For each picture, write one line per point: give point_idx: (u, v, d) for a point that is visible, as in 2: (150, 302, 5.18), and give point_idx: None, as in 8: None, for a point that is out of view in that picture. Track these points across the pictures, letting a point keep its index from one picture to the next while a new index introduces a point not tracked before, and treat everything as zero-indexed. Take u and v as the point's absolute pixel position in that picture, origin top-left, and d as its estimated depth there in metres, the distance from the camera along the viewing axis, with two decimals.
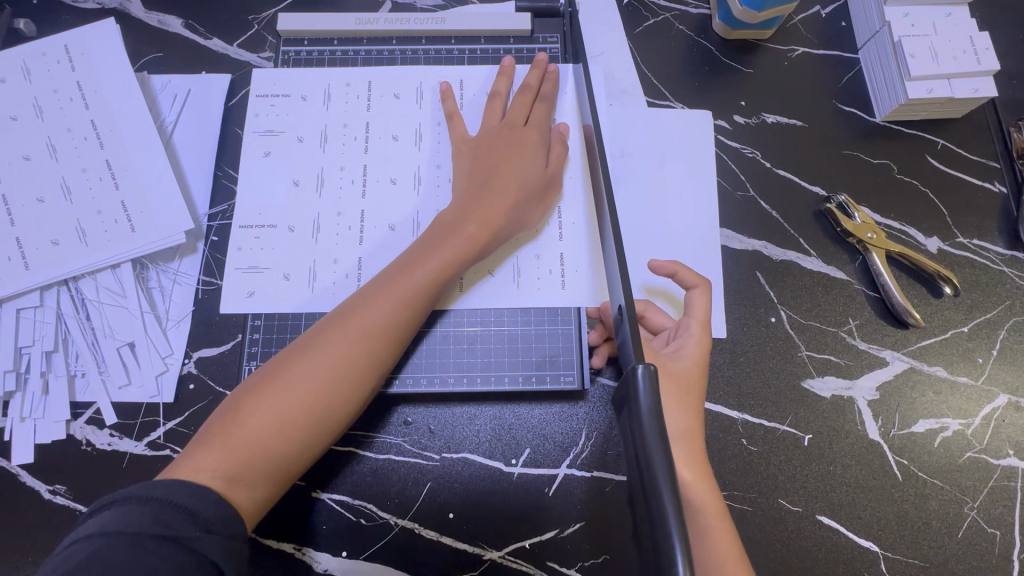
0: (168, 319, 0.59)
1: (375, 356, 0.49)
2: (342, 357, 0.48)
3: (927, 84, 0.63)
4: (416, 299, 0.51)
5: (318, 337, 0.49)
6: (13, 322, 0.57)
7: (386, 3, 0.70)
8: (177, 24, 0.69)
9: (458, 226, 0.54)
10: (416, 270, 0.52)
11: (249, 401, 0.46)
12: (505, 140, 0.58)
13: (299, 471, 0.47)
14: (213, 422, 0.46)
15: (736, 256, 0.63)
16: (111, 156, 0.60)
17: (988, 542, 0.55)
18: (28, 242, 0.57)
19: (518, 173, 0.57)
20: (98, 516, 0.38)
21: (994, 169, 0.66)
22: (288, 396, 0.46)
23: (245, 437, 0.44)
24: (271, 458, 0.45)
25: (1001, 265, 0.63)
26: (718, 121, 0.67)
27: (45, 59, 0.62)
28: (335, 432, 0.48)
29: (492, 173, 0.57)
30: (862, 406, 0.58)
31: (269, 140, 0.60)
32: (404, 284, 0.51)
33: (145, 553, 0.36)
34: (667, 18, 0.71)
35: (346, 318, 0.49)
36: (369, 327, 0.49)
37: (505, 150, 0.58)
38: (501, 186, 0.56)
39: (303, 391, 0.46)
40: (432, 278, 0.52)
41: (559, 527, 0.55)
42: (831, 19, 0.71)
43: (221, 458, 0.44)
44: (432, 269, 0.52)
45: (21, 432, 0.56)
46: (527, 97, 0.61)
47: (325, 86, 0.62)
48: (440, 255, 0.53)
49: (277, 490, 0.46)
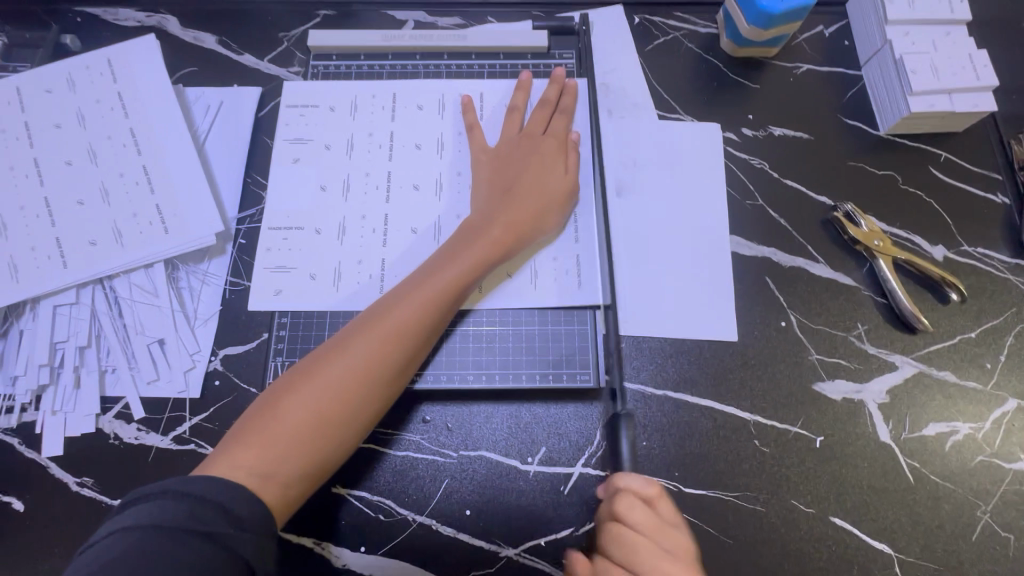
0: (197, 318, 0.61)
1: (406, 354, 0.51)
2: (373, 355, 0.50)
3: (929, 99, 0.65)
4: (444, 299, 0.53)
5: (350, 337, 0.51)
6: (51, 317, 0.59)
7: (410, 22, 0.74)
8: (211, 41, 0.72)
9: (483, 229, 0.57)
10: (443, 272, 0.54)
11: (284, 400, 0.48)
12: (525, 151, 0.61)
13: (330, 467, 0.49)
14: (247, 420, 0.47)
15: (746, 262, 0.65)
16: (148, 161, 0.63)
17: (1002, 546, 0.55)
18: (67, 242, 0.60)
19: (538, 181, 0.59)
20: (136, 507, 0.40)
21: (996, 180, 0.68)
22: (322, 392, 0.48)
23: (282, 435, 0.46)
24: (306, 455, 0.46)
25: (1006, 273, 0.64)
26: (726, 133, 0.70)
27: (89, 72, 0.66)
28: (366, 427, 0.50)
29: (512, 181, 0.60)
30: (873, 409, 0.59)
31: (298, 148, 0.64)
32: (433, 286, 0.53)
33: (179, 547, 0.37)
34: (677, 37, 0.75)
35: (377, 320, 0.51)
36: (400, 328, 0.51)
37: (525, 159, 0.61)
38: (521, 195, 0.59)
39: (335, 388, 0.48)
40: (459, 280, 0.54)
41: (574, 526, 0.55)
42: (834, 38, 0.75)
43: (258, 455, 0.45)
44: (459, 271, 0.54)
45: (51, 425, 0.58)
46: (545, 110, 0.64)
47: (352, 99, 0.66)
48: (466, 258, 0.55)
49: (309, 487, 0.48)
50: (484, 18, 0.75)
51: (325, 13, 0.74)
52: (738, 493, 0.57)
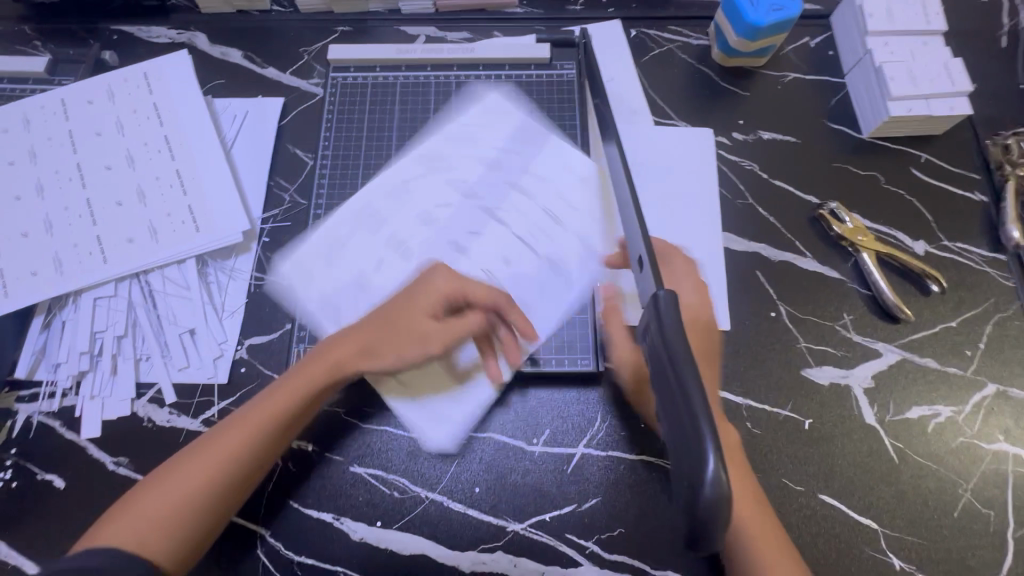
0: (224, 310, 0.66)
1: (223, 486, 0.53)
2: (182, 493, 0.52)
3: (907, 104, 0.70)
4: (252, 445, 0.54)
5: (238, 420, 0.55)
6: (91, 308, 0.64)
7: (421, 36, 0.80)
8: (237, 55, 0.78)
9: (302, 371, 0.58)
10: (258, 411, 0.55)
11: (172, 473, 0.53)
12: (399, 290, 0.61)
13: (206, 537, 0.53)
14: (95, 526, 0.52)
15: (737, 257, 0.69)
16: (181, 166, 0.68)
17: (982, 522, 0.58)
18: (107, 240, 0.65)
19: (410, 308, 0.59)
20: None
21: (974, 179, 0.72)
22: (133, 525, 0.50)
23: (141, 507, 0.51)
24: (186, 528, 0.51)
25: (984, 266, 0.68)
26: (718, 137, 0.75)
27: (127, 84, 0.71)
28: (194, 550, 0.52)
29: (371, 318, 0.60)
30: (858, 393, 0.63)
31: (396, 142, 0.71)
32: (279, 404, 0.56)
33: None
34: (671, 49, 0.80)
35: (188, 459, 0.53)
36: (213, 467, 0.53)
37: (401, 294, 0.61)
38: (376, 328, 0.59)
39: (149, 520, 0.50)
40: (270, 420, 0.55)
41: (577, 502, 0.59)
42: (819, 49, 0.79)
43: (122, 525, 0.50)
44: (266, 416, 0.55)
45: (89, 409, 0.62)
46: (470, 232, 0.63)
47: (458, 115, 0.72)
48: (277, 404, 0.56)
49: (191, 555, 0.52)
50: (490, 33, 0.80)
51: (342, 30, 0.80)
52: None
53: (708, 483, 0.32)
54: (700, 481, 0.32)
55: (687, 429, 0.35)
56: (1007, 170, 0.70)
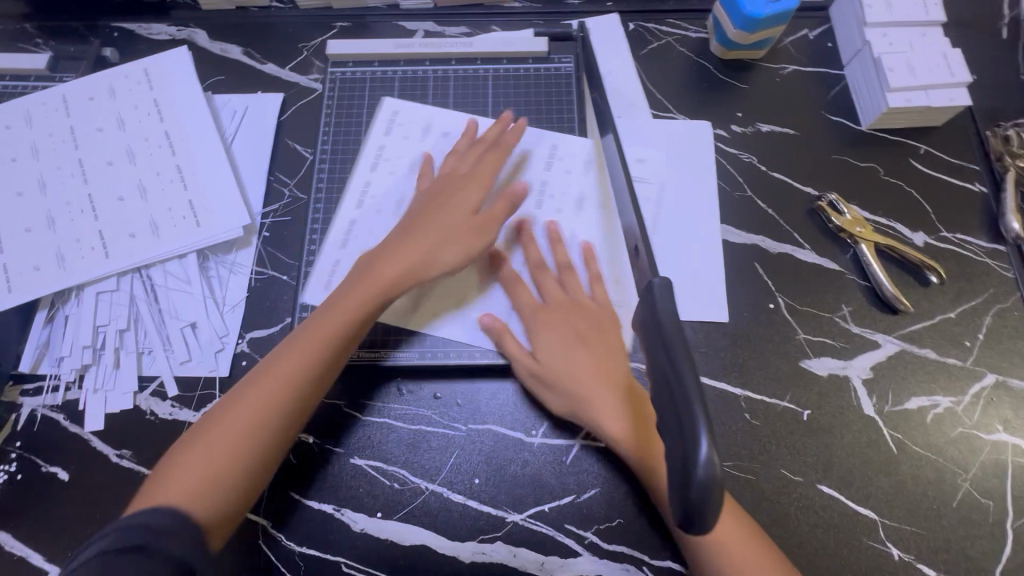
0: (225, 304, 0.66)
1: (298, 397, 0.53)
2: (256, 413, 0.51)
3: (906, 95, 0.70)
4: (330, 345, 0.55)
5: (277, 358, 0.54)
6: (93, 303, 0.65)
7: (419, 31, 0.80)
8: (237, 51, 0.79)
9: (372, 268, 0.58)
10: (326, 320, 0.56)
11: (216, 421, 0.51)
12: (438, 199, 0.62)
13: (259, 483, 0.51)
14: (143, 487, 0.49)
15: (735, 249, 0.69)
16: (182, 161, 0.69)
17: (981, 512, 0.58)
18: (109, 235, 0.65)
19: (441, 205, 0.61)
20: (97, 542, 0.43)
21: (974, 170, 0.72)
22: (205, 457, 0.49)
23: (196, 459, 0.49)
24: (242, 471, 0.49)
25: (983, 257, 0.68)
26: (717, 130, 0.75)
27: (128, 81, 0.72)
28: (247, 499, 0.50)
29: (418, 219, 0.61)
30: (857, 383, 0.63)
31: (416, 139, 0.70)
32: (319, 334, 0.55)
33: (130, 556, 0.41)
34: (669, 42, 0.80)
35: (256, 380, 0.52)
36: (286, 378, 0.52)
37: (437, 201, 0.62)
38: (426, 227, 0.60)
39: (218, 448, 0.49)
40: (344, 322, 0.56)
41: (576, 493, 0.59)
42: (818, 41, 0.79)
43: (178, 482, 0.47)
44: (344, 313, 0.56)
45: (93, 402, 0.63)
46: (478, 150, 0.66)
47: (482, 123, 0.71)
48: (352, 304, 0.56)
49: (242, 507, 0.50)
50: (489, 27, 0.80)
51: (341, 26, 0.80)
52: (731, 463, 0.60)
53: (700, 465, 0.32)
54: (692, 464, 0.33)
55: (680, 414, 0.35)
56: (1007, 161, 0.70)
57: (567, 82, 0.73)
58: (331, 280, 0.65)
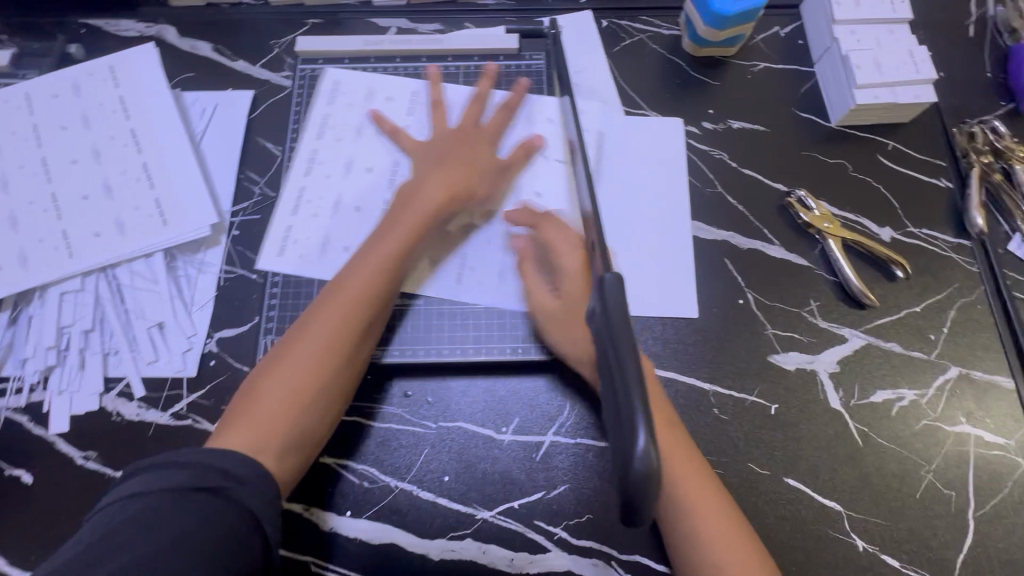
0: (193, 303, 0.66)
1: (370, 316, 0.55)
2: (333, 331, 0.53)
3: (873, 91, 0.71)
4: (387, 268, 0.57)
5: (313, 315, 0.54)
6: (57, 303, 0.64)
7: (392, 28, 0.80)
8: (207, 48, 0.78)
9: (416, 196, 0.61)
10: (383, 245, 0.58)
11: (265, 378, 0.52)
12: (461, 141, 0.66)
13: (322, 432, 0.53)
14: (235, 404, 0.51)
15: (706, 245, 0.69)
16: (149, 159, 0.68)
17: (944, 503, 0.59)
18: (73, 234, 0.65)
19: (451, 164, 0.64)
20: (149, 475, 0.43)
21: (941, 166, 0.73)
22: (292, 373, 0.51)
23: (262, 411, 0.50)
24: (305, 422, 0.51)
25: (949, 252, 0.69)
26: (688, 127, 0.75)
27: (93, 78, 0.71)
28: (312, 447, 0.52)
29: (447, 157, 0.64)
30: (824, 378, 0.63)
31: (360, 105, 0.71)
32: (356, 288, 0.55)
33: (187, 502, 0.41)
34: (642, 39, 0.80)
35: (330, 298, 0.55)
36: (333, 333, 0.53)
37: (459, 145, 0.66)
38: (456, 165, 0.64)
39: (305, 363, 0.52)
40: (399, 248, 0.58)
41: (546, 489, 0.60)
42: (789, 38, 0.80)
43: (246, 435, 0.49)
44: (397, 239, 0.58)
45: (57, 404, 0.62)
46: (477, 104, 0.69)
47: (419, 86, 0.72)
48: (404, 229, 0.59)
49: (308, 456, 0.52)
50: (462, 24, 0.80)
51: (313, 22, 0.79)
52: None
53: (637, 456, 0.32)
54: (630, 455, 0.32)
55: (621, 408, 0.35)
56: (972, 158, 0.72)
57: (533, 74, 0.74)
58: (285, 244, 0.66)
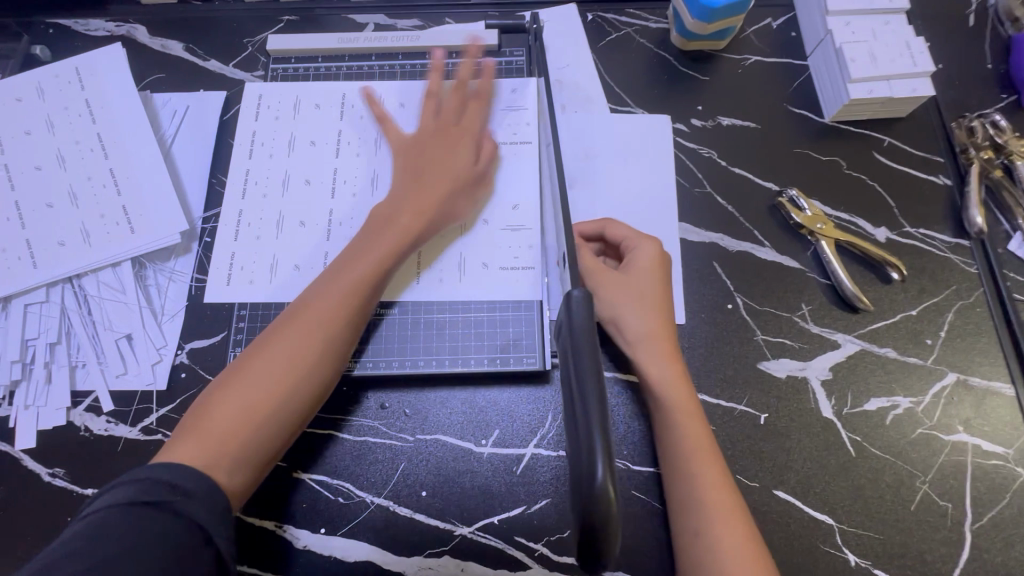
0: (163, 313, 0.64)
1: (341, 335, 0.51)
2: (293, 355, 0.49)
3: (868, 85, 0.68)
4: (362, 288, 0.53)
5: (275, 334, 0.50)
6: (22, 315, 0.62)
7: (370, 25, 0.77)
8: (179, 48, 0.75)
9: (396, 215, 0.56)
10: (359, 263, 0.54)
11: (217, 397, 0.48)
12: (438, 139, 0.61)
13: (277, 452, 0.49)
14: (188, 416, 0.47)
15: (694, 248, 0.67)
16: (115, 165, 0.66)
17: (940, 515, 0.57)
18: (37, 244, 0.62)
19: (432, 173, 0.59)
20: (104, 496, 0.41)
21: (938, 162, 0.70)
22: (253, 390, 0.47)
23: (214, 428, 0.46)
24: (258, 443, 0.47)
25: (946, 253, 0.66)
26: (676, 124, 0.72)
27: (58, 80, 0.68)
28: (263, 469, 0.48)
29: (426, 165, 0.59)
30: (816, 386, 0.61)
31: (287, 118, 0.67)
32: (319, 309, 0.51)
33: (138, 517, 0.39)
34: (629, 33, 0.77)
35: (293, 319, 0.51)
36: (296, 358, 0.49)
37: (437, 148, 0.61)
38: (436, 176, 0.59)
39: (268, 380, 0.48)
40: (376, 267, 0.54)
41: (526, 504, 0.58)
42: (782, 30, 0.77)
43: (195, 449, 0.45)
44: (374, 259, 0.54)
45: (24, 419, 0.60)
46: (458, 95, 0.63)
47: (351, 88, 0.69)
48: (382, 247, 0.55)
49: (259, 476, 0.48)
50: (442, 20, 0.77)
51: (288, 19, 0.77)
52: None
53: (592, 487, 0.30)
54: (589, 489, 0.30)
55: (581, 437, 0.32)
56: (971, 153, 0.69)
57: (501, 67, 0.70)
58: (232, 273, 0.62)
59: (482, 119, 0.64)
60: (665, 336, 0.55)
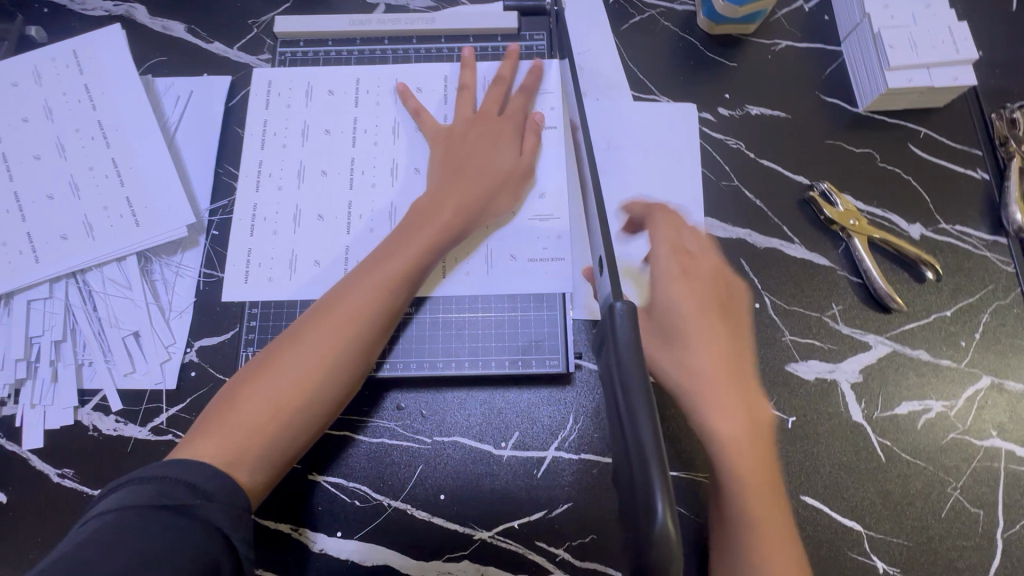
0: (171, 309, 0.62)
1: (371, 333, 0.49)
2: (323, 350, 0.47)
3: (907, 74, 0.64)
4: (395, 285, 0.50)
5: (307, 327, 0.48)
6: (25, 311, 0.60)
7: (380, 5, 0.73)
8: (180, 29, 0.71)
9: (434, 211, 0.54)
10: (394, 258, 0.51)
11: (244, 389, 0.46)
12: (480, 133, 0.59)
13: (298, 452, 0.47)
14: (215, 404, 0.46)
15: (721, 244, 0.64)
16: (117, 154, 0.63)
17: (972, 522, 0.56)
18: (39, 237, 0.60)
19: (472, 168, 0.57)
20: (113, 494, 0.39)
21: (977, 156, 0.67)
22: (280, 383, 0.46)
23: (239, 422, 0.44)
24: (283, 440, 0.45)
25: (983, 250, 0.64)
26: (703, 113, 0.69)
27: (55, 64, 0.65)
28: (284, 468, 0.46)
29: (465, 157, 0.57)
30: (845, 388, 0.59)
31: (299, 105, 0.64)
32: (352, 304, 0.49)
33: (148, 521, 0.36)
34: (653, 15, 0.73)
35: (327, 311, 0.49)
36: (326, 354, 0.47)
37: (478, 140, 0.59)
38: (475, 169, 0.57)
39: (297, 374, 0.46)
40: (410, 264, 0.51)
41: (548, 508, 0.56)
42: (814, 13, 0.73)
43: (219, 443, 0.43)
44: (409, 255, 0.52)
45: (30, 418, 0.58)
46: (499, 90, 0.62)
47: (365, 72, 0.66)
48: (418, 242, 0.52)
49: (278, 474, 0.46)
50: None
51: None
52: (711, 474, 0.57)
53: (654, 528, 0.29)
54: (650, 530, 0.29)
55: (636, 467, 0.31)
56: (1012, 146, 0.65)
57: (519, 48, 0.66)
58: (250, 271, 0.59)
59: (523, 111, 0.62)
60: (716, 343, 0.52)
